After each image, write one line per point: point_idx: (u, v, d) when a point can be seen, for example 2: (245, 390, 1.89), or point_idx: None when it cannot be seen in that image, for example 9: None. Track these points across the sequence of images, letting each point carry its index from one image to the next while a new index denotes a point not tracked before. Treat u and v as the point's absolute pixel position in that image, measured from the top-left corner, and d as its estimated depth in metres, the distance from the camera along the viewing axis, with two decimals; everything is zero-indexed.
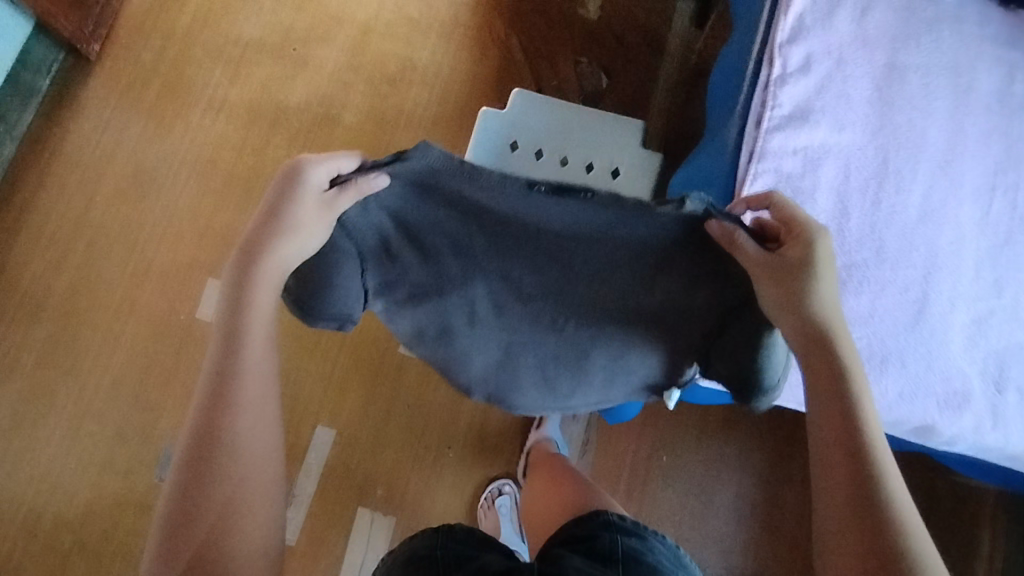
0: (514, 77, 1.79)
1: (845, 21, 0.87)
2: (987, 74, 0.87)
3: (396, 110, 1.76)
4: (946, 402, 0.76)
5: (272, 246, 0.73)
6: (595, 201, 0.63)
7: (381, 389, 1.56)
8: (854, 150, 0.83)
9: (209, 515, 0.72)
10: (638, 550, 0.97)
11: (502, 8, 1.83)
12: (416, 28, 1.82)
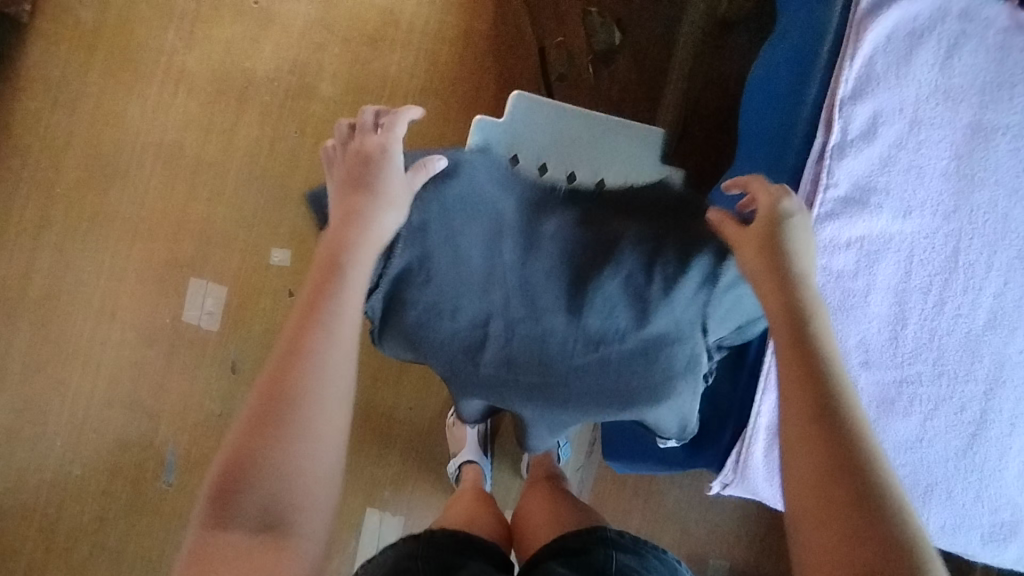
0: (512, 31, 1.54)
1: (924, 69, 0.78)
2: None
3: (379, 77, 1.55)
4: (976, 502, 0.83)
5: (348, 229, 0.81)
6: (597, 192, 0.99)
7: (382, 392, 1.51)
8: (919, 240, 0.80)
9: (252, 513, 0.67)
10: (633, 569, 0.89)
11: None
12: None
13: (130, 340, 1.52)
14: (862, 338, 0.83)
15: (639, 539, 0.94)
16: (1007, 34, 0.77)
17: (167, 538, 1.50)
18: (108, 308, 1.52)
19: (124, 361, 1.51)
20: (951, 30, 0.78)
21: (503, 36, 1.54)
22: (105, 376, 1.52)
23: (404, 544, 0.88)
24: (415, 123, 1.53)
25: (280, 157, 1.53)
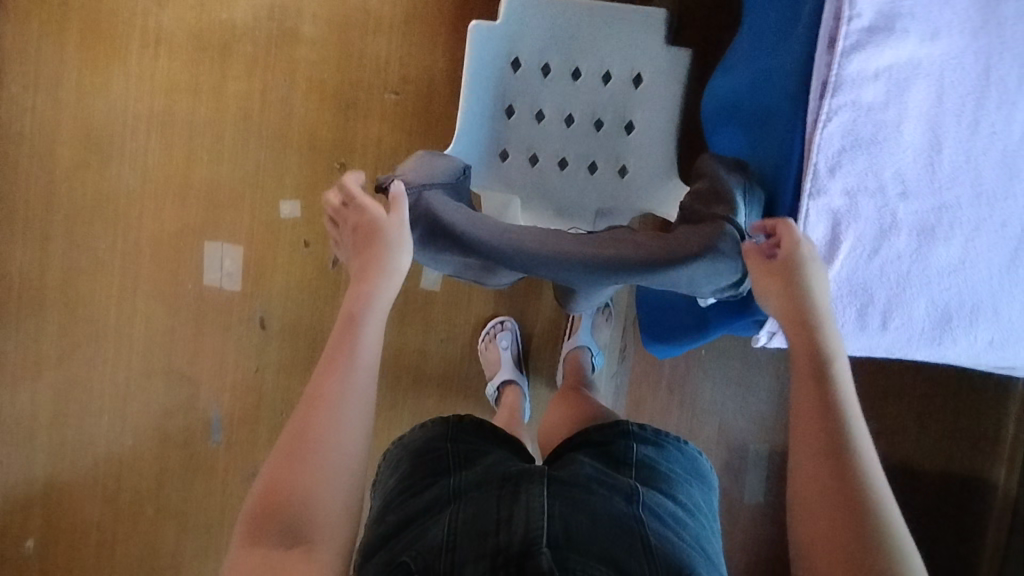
0: None
1: None
2: None
3: (360, 8, 1.48)
4: None
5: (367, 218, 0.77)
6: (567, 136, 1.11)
7: (411, 328, 1.51)
8: (947, 62, 0.68)
9: (286, 516, 0.64)
10: (652, 460, 0.87)
11: None
12: None
13: (157, 311, 1.53)
14: (898, 172, 0.69)
15: (660, 431, 0.92)
16: None
17: (227, 494, 1.55)
18: (129, 282, 1.52)
19: (155, 332, 1.53)
20: None
21: None
22: (139, 349, 1.53)
23: (434, 425, 0.87)
24: (405, 52, 1.48)
25: (274, 107, 1.50)
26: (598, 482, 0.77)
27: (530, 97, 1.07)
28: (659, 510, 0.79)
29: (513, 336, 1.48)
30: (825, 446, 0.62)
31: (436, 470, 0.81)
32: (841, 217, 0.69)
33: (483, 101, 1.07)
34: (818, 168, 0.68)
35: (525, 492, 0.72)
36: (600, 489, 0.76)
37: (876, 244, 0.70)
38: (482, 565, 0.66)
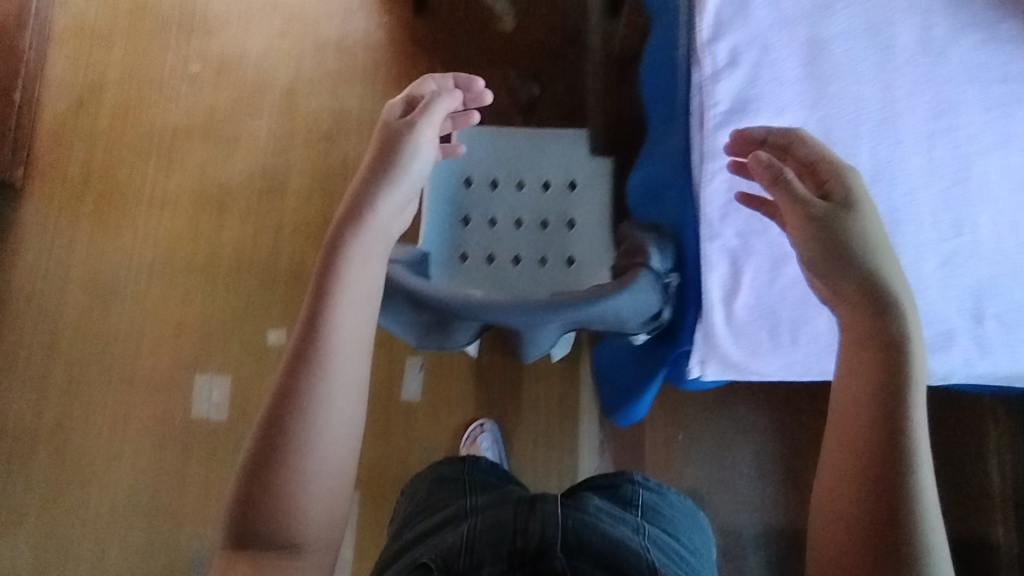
0: None
1: (760, 6, 0.89)
2: (906, 24, 0.89)
3: (339, 163, 1.76)
4: (931, 347, 0.80)
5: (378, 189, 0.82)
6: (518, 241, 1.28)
7: (393, 439, 1.56)
8: (796, 130, 0.86)
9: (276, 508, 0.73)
10: (656, 504, 0.96)
11: (420, 41, 1.85)
12: (340, 79, 1.83)
13: (147, 445, 1.59)
14: None
15: (661, 485, 1.02)
16: None
17: None
18: (122, 418, 1.60)
19: (144, 466, 1.58)
20: None
21: None
22: (126, 484, 1.57)
23: (461, 467, 1.05)
24: None
25: (263, 247, 1.69)
26: (607, 513, 0.84)
27: (483, 208, 1.25)
28: (658, 536, 0.87)
29: (493, 437, 1.52)
30: (880, 455, 0.65)
31: (461, 494, 0.97)
32: (737, 254, 0.82)
33: (443, 214, 1.24)
34: (710, 217, 0.83)
35: (541, 507, 0.79)
36: (603, 510, 0.85)
37: (773, 275, 0.81)
38: (499, 566, 0.74)
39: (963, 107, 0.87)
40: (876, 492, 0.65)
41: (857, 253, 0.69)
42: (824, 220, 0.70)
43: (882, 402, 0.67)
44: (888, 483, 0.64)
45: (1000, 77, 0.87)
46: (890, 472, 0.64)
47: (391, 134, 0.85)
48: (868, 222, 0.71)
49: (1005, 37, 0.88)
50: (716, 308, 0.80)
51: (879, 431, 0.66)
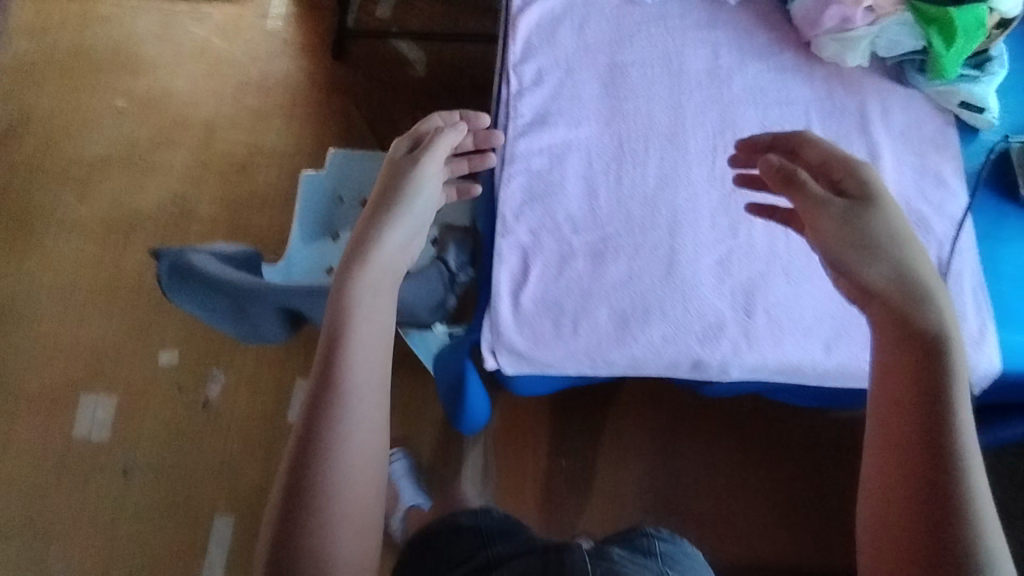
0: (358, 139, 1.91)
1: (567, 36, 1.01)
2: (695, 54, 1.01)
3: (249, 193, 1.83)
4: (704, 337, 0.84)
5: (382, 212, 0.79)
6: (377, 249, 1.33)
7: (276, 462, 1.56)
8: (591, 140, 0.94)
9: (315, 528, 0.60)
10: (672, 555, 0.90)
11: (337, 84, 1.98)
12: (258, 116, 1.94)
13: (24, 466, 1.56)
14: (567, 214, 0.90)
15: (674, 534, 0.96)
16: (621, 7, 1.03)
17: None
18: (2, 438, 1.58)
19: (17, 487, 1.54)
20: (580, 11, 1.03)
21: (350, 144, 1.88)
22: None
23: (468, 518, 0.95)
24: (284, 223, 1.81)
25: None
26: (630, 564, 0.83)
27: (352, 224, 1.31)
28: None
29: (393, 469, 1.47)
30: (915, 410, 0.60)
31: (479, 540, 0.89)
32: (528, 249, 0.88)
33: (312, 229, 1.31)
34: (505, 215, 0.89)
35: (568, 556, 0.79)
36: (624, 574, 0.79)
37: (559, 267, 0.87)
38: None
39: (744, 124, 0.96)
40: (915, 446, 0.59)
41: (876, 238, 0.71)
42: (845, 219, 0.72)
43: (918, 344, 0.62)
44: (932, 431, 0.58)
45: (777, 100, 0.98)
46: (917, 427, 0.59)
47: (399, 165, 0.84)
48: (899, 218, 0.73)
49: (785, 66, 1.00)
50: (505, 298, 0.86)
51: (908, 377, 0.61)
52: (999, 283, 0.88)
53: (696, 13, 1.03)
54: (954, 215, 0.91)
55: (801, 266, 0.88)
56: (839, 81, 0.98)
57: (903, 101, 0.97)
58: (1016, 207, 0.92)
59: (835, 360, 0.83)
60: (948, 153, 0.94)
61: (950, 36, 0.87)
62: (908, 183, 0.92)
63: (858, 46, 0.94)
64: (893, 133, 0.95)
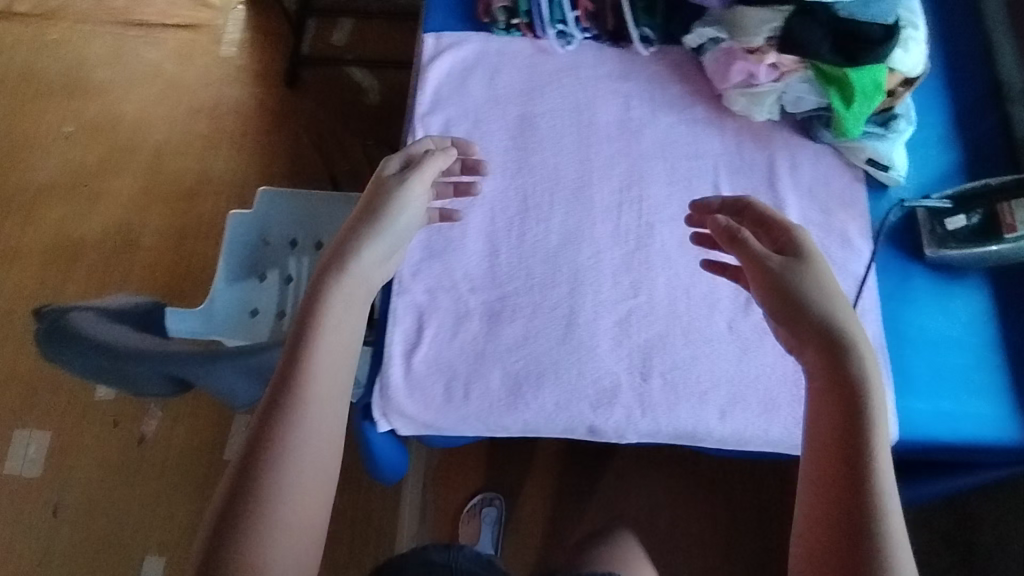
0: (308, 168, 1.90)
1: (477, 86, 1.00)
2: (607, 106, 1.00)
3: (195, 223, 1.82)
4: (597, 401, 0.83)
5: (365, 231, 0.77)
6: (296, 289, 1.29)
7: (210, 499, 1.54)
8: (495, 196, 0.93)
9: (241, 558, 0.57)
10: None
11: (289, 111, 1.97)
12: (208, 143, 1.92)
13: None
14: (466, 272, 0.89)
15: None
16: (534, 55, 1.02)
17: None
18: None
19: None
20: (493, 60, 1.02)
21: (300, 174, 1.89)
22: None
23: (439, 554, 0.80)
24: None
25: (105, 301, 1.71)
26: None
27: (281, 265, 1.30)
28: None
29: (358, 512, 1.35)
30: (849, 457, 0.61)
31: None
32: (424, 309, 0.87)
33: (237, 271, 1.29)
34: (402, 273, 0.88)
35: None
36: None
37: (455, 328, 0.86)
38: None
39: (652, 178, 0.95)
40: (834, 508, 0.60)
41: (811, 294, 0.70)
42: (777, 274, 0.72)
43: (839, 402, 0.64)
44: (849, 493, 0.60)
45: (686, 154, 0.97)
46: (841, 493, 0.60)
47: (380, 190, 0.81)
48: (816, 276, 0.71)
49: (695, 118, 0.99)
50: (396, 360, 0.84)
51: (830, 434, 0.63)
52: (901, 343, 0.87)
53: (611, 63, 1.02)
54: (858, 274, 0.90)
55: (700, 327, 0.87)
56: (749, 135, 0.98)
57: (812, 156, 0.96)
58: (920, 266, 0.91)
59: (727, 426, 0.82)
60: (855, 211, 0.93)
61: (848, 97, 0.86)
62: (813, 241, 0.91)
63: (765, 102, 0.94)
64: (801, 190, 0.95)
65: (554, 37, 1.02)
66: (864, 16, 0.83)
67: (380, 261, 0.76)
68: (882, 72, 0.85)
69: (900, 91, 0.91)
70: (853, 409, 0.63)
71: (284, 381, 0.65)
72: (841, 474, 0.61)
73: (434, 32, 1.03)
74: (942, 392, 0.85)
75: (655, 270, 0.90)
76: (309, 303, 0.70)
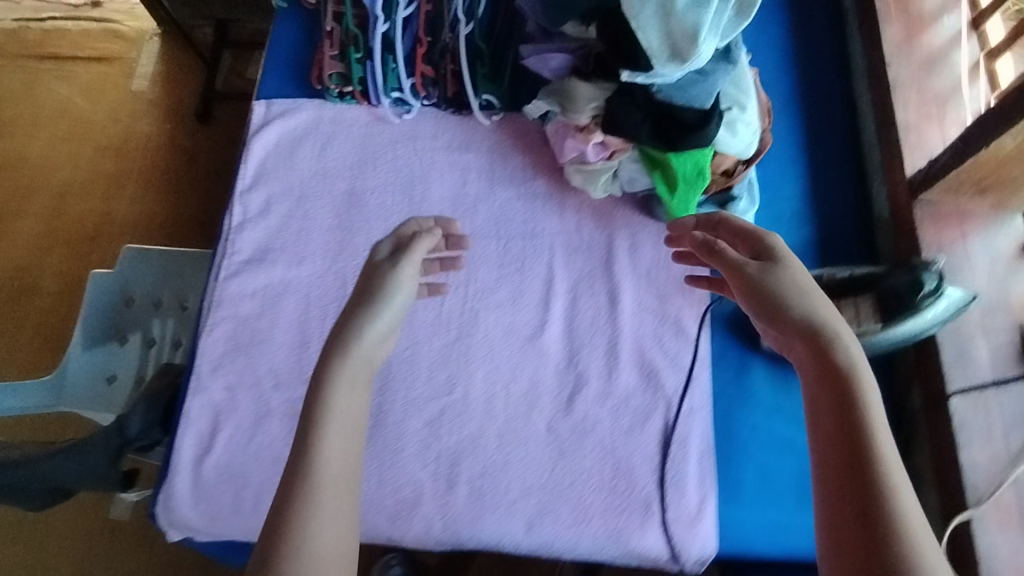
0: (215, 207, 1.84)
1: (305, 158, 0.94)
2: (442, 180, 0.94)
3: (97, 266, 1.77)
4: (395, 514, 0.77)
5: (361, 316, 0.63)
6: (156, 353, 1.25)
7: None
8: (311, 281, 0.88)
9: None
10: None
11: (199, 147, 1.91)
12: (114, 182, 1.86)
13: None
14: (271, 366, 0.83)
15: None
16: (369, 124, 0.97)
17: None
18: None
19: None
20: (325, 129, 0.96)
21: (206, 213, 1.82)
22: None
23: None
24: None
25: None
26: None
27: (143, 327, 1.25)
28: None
29: None
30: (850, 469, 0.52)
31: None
32: (220, 410, 0.81)
33: (95, 334, 1.24)
34: (200, 369, 0.83)
35: None
36: None
37: (252, 431, 0.81)
38: None
39: (481, 261, 0.90)
40: (844, 506, 0.51)
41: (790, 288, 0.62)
42: (756, 279, 0.63)
43: (832, 392, 0.56)
44: (859, 486, 0.51)
45: (520, 233, 0.92)
46: (848, 495, 0.51)
47: (376, 269, 0.66)
48: (802, 279, 0.63)
49: (536, 193, 0.94)
50: (183, 468, 0.79)
51: (825, 424, 0.55)
52: (731, 444, 0.81)
53: (450, 133, 0.97)
54: (690, 367, 0.84)
55: (516, 428, 0.82)
56: (589, 213, 0.92)
57: (653, 236, 0.91)
58: (760, 357, 0.85)
59: (534, 540, 0.77)
60: (694, 297, 0.88)
61: (671, 183, 0.81)
62: (643, 330, 0.86)
63: (599, 180, 0.89)
64: (639, 273, 0.89)
65: (390, 105, 0.97)
66: (681, 100, 0.77)
67: (375, 354, 0.63)
68: (705, 158, 0.80)
69: (737, 169, 0.85)
70: (845, 396, 0.55)
71: (295, 471, 0.54)
72: (848, 473, 0.52)
73: (266, 98, 0.98)
74: (771, 500, 0.78)
75: (475, 363, 0.85)
76: (308, 406, 0.58)
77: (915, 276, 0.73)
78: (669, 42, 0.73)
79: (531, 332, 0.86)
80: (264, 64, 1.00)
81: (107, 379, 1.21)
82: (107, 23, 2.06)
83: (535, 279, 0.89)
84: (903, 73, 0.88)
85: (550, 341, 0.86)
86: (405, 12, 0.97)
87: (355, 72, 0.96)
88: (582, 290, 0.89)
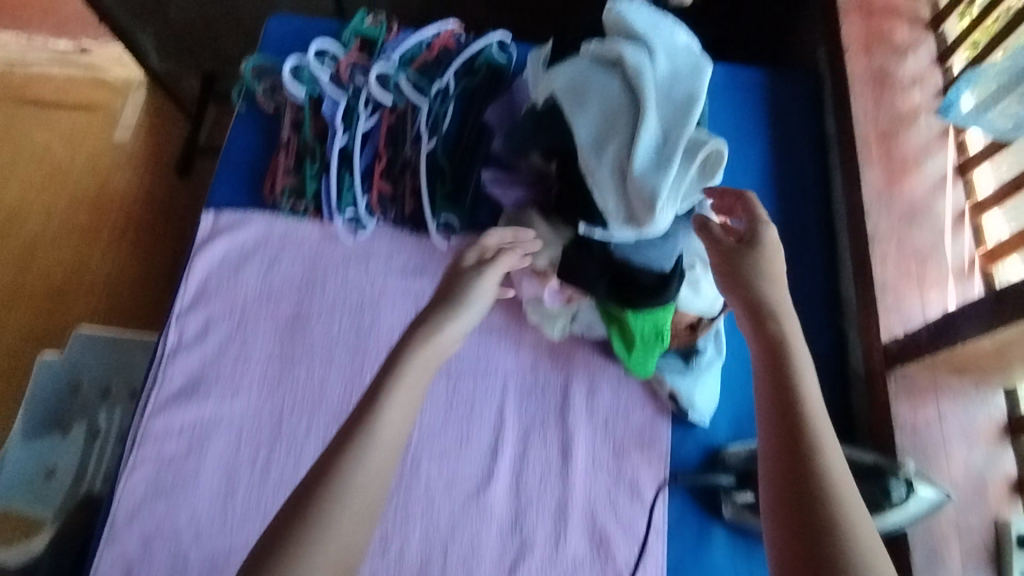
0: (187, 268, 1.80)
1: (250, 278, 0.90)
2: (393, 307, 0.89)
3: (62, 324, 1.74)
4: None
5: (440, 315, 0.65)
6: (96, 445, 1.16)
7: None
8: (243, 418, 0.82)
9: None
10: None
11: (175, 204, 1.87)
12: (86, 236, 1.83)
13: None
14: (191, 517, 0.77)
15: None
16: (321, 241, 0.92)
17: None
18: None
19: None
20: (273, 245, 0.91)
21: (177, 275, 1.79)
22: None
23: None
24: None
25: None
26: None
27: (88, 416, 1.19)
28: None
29: None
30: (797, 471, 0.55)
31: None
32: (132, 567, 0.75)
33: (37, 424, 1.19)
34: (114, 517, 0.77)
35: None
36: None
37: None
38: None
39: (428, 401, 0.84)
40: (785, 495, 0.54)
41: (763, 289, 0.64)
42: (744, 283, 0.64)
43: (779, 391, 0.59)
44: (799, 481, 0.54)
45: (472, 371, 0.86)
46: (795, 497, 0.54)
47: (459, 276, 0.69)
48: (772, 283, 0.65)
49: (491, 326, 0.89)
50: None
51: (773, 418, 0.58)
52: None
53: (407, 254, 0.92)
54: (642, 535, 0.78)
55: None
56: (546, 351, 0.87)
57: (613, 381, 0.86)
58: (720, 525, 0.79)
59: None
60: (652, 453, 0.82)
61: (629, 342, 0.76)
62: (595, 490, 0.80)
63: (556, 322, 0.84)
64: (595, 423, 0.84)
65: (344, 222, 0.92)
66: (639, 260, 0.72)
67: (451, 348, 0.66)
68: (665, 318, 0.74)
69: (702, 323, 0.80)
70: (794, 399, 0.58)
71: (338, 452, 0.56)
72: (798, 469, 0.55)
73: (214, 208, 0.93)
74: None
75: (412, 520, 0.79)
76: (360, 407, 0.59)
77: (883, 483, 0.68)
78: (625, 204, 0.69)
79: (475, 486, 0.81)
80: (217, 170, 0.96)
81: (44, 473, 1.15)
82: (93, 70, 2.02)
83: (484, 425, 0.84)
84: (881, 225, 0.83)
85: (496, 498, 0.80)
86: (365, 125, 0.93)
87: (309, 187, 0.92)
88: (533, 439, 0.83)
